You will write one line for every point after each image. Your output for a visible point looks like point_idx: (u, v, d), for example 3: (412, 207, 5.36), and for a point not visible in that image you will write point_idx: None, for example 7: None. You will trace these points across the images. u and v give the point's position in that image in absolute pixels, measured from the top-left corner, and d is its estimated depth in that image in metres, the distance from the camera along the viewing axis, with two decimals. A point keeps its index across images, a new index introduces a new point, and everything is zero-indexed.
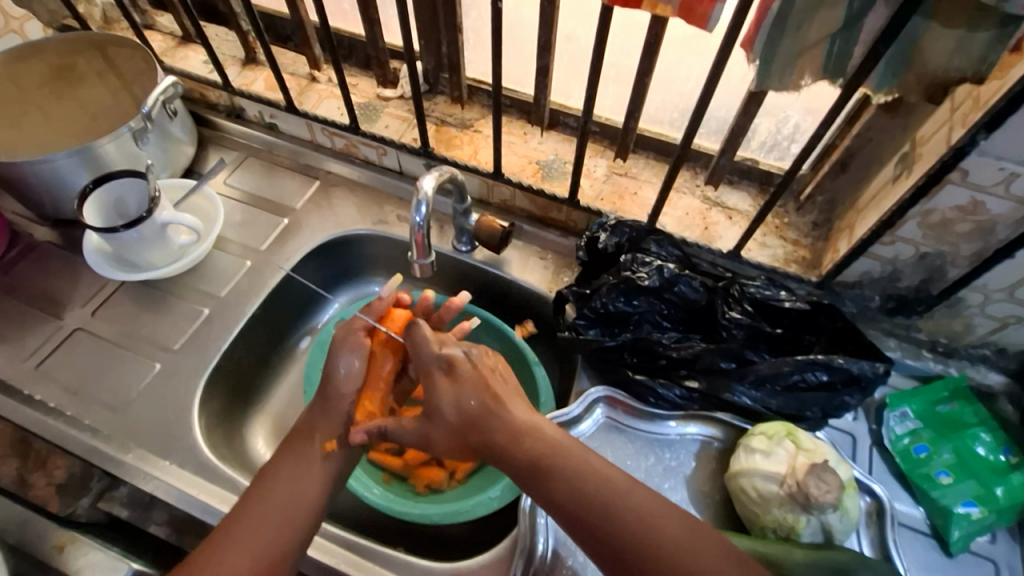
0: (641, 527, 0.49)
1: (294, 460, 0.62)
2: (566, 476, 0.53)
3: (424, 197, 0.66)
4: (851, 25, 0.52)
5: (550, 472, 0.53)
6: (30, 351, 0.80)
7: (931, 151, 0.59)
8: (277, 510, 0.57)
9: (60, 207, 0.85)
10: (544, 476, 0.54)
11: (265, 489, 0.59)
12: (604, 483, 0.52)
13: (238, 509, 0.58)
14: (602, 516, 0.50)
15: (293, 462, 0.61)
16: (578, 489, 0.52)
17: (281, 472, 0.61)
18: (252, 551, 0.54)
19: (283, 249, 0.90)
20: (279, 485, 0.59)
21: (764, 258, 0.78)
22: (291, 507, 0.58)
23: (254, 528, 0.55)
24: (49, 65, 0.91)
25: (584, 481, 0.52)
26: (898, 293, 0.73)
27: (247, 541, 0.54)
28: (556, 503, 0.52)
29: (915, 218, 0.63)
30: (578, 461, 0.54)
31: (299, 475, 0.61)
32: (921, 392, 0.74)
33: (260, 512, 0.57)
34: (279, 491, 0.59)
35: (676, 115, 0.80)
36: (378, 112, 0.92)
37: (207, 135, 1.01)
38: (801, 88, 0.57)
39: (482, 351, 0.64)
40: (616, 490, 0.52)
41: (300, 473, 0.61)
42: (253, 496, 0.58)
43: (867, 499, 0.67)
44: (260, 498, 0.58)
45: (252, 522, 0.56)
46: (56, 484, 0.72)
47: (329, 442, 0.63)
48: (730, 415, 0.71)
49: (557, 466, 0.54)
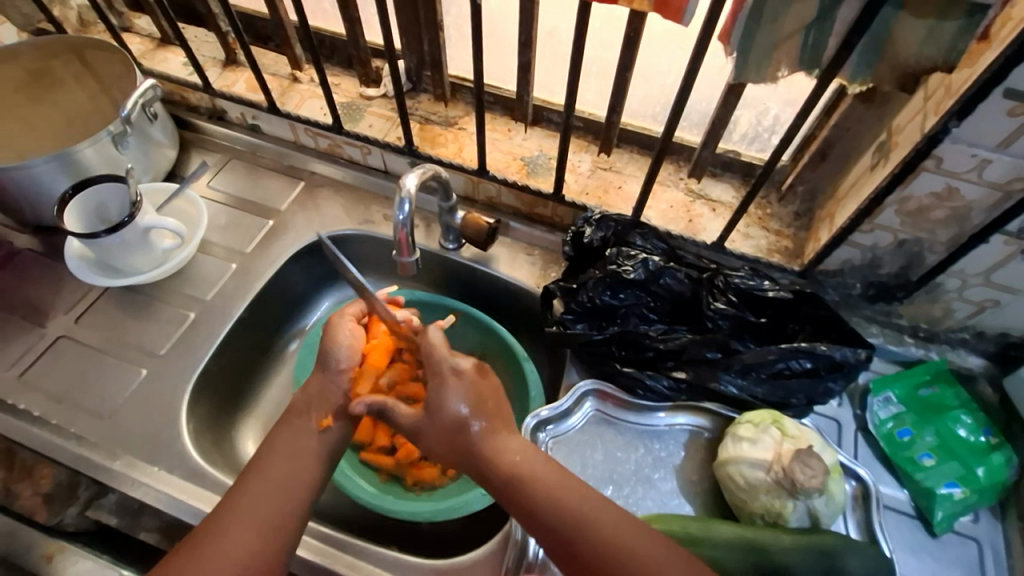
0: (619, 548, 0.52)
1: (289, 439, 0.61)
2: (548, 506, 0.54)
3: (406, 195, 0.66)
4: (824, 17, 0.53)
5: (531, 499, 0.55)
6: (12, 361, 0.79)
7: (906, 139, 0.60)
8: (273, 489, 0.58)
9: (39, 213, 0.83)
10: (527, 504, 0.55)
11: (259, 469, 0.59)
12: (581, 503, 0.55)
13: (231, 496, 0.57)
14: (584, 545, 0.53)
15: (292, 437, 0.61)
16: (563, 509, 0.54)
17: (278, 449, 0.61)
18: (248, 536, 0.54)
19: (268, 250, 0.89)
20: (274, 465, 0.59)
21: (748, 248, 0.79)
22: (289, 484, 0.58)
23: (247, 517, 0.55)
24: (25, 70, 0.90)
25: (567, 507, 0.54)
26: (879, 281, 0.74)
27: (247, 523, 0.55)
28: (541, 529, 0.54)
29: (893, 205, 0.64)
30: (556, 485, 0.56)
31: (295, 453, 0.61)
32: (903, 376, 0.76)
33: (252, 501, 0.56)
34: (275, 471, 0.59)
35: (658, 108, 0.81)
36: (361, 111, 0.92)
37: (188, 138, 1.00)
38: (778, 80, 0.58)
39: (488, 364, 0.63)
40: (592, 511, 0.54)
41: (297, 453, 0.60)
42: (248, 478, 0.58)
43: (853, 483, 0.68)
44: (257, 478, 0.58)
45: (245, 511, 0.56)
46: (42, 493, 0.72)
47: (325, 420, 0.63)
48: (717, 404, 0.72)
49: (537, 491, 0.55)
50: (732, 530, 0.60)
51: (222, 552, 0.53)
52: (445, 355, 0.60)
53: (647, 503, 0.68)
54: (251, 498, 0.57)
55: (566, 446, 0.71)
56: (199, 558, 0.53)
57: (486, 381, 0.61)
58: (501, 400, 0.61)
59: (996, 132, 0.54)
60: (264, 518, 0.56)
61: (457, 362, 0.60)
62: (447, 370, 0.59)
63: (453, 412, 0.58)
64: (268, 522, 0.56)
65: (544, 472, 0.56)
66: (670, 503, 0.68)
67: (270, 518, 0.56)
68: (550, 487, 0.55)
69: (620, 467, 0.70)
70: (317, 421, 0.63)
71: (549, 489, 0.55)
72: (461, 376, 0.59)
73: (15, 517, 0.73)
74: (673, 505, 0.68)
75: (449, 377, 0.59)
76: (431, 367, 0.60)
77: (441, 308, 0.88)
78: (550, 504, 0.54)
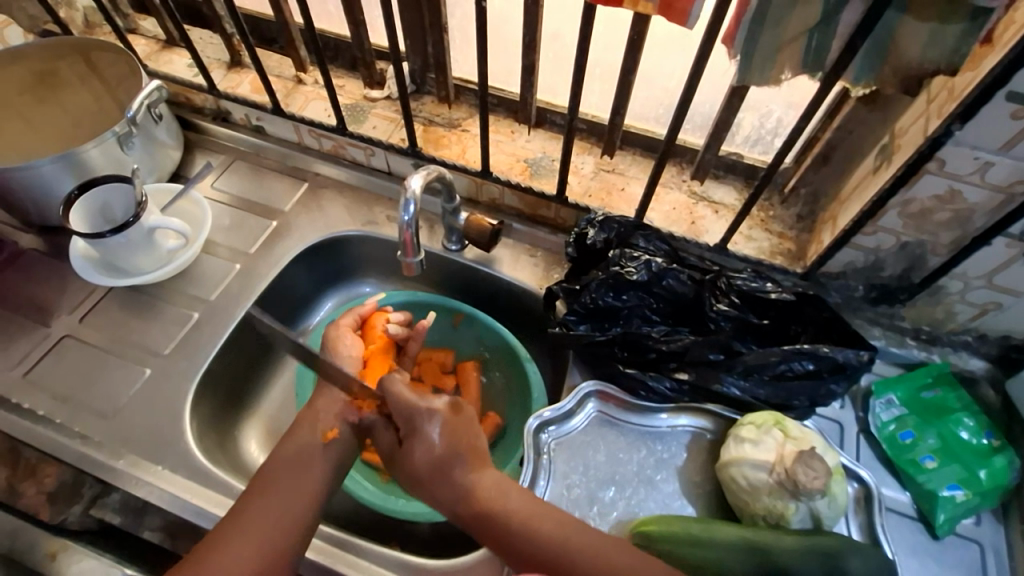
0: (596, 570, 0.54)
1: (297, 449, 0.63)
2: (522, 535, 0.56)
3: (412, 196, 0.66)
4: (828, 20, 0.53)
5: (506, 531, 0.56)
6: (17, 360, 0.80)
7: (908, 142, 0.60)
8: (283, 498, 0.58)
9: (44, 213, 0.84)
10: (499, 534, 0.56)
11: (269, 479, 0.60)
12: (556, 533, 0.56)
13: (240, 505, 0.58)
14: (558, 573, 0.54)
15: (294, 455, 0.62)
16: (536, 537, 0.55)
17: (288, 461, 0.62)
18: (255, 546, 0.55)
19: (271, 250, 0.90)
20: (280, 478, 0.60)
21: (751, 250, 0.79)
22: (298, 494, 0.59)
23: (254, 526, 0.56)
24: (30, 70, 0.89)
25: (541, 537, 0.55)
26: (881, 283, 0.74)
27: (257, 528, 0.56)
28: (516, 558, 0.56)
29: (896, 208, 0.64)
30: (530, 518, 0.57)
31: (303, 466, 0.62)
32: (905, 378, 0.76)
33: (260, 511, 0.57)
34: (285, 480, 0.60)
35: (661, 111, 0.81)
36: (365, 113, 0.92)
37: (193, 139, 1.01)
38: (781, 82, 0.58)
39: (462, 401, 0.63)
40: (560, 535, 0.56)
41: (301, 469, 0.61)
42: (258, 486, 0.59)
43: (855, 485, 0.68)
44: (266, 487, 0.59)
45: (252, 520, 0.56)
46: (47, 492, 0.72)
47: (330, 430, 0.65)
48: (720, 406, 0.72)
49: (511, 525, 0.56)
50: (735, 531, 0.60)
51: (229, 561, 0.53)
52: (414, 401, 0.61)
53: (649, 504, 0.68)
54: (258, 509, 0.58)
55: (568, 447, 0.71)
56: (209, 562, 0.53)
57: (462, 418, 0.62)
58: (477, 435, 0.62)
59: (999, 135, 0.54)
60: (274, 524, 0.57)
61: (432, 404, 0.61)
62: (423, 413, 0.60)
63: (428, 448, 0.59)
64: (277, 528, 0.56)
65: (516, 505, 0.57)
66: (672, 504, 0.68)
67: (279, 524, 0.57)
68: (526, 520, 0.56)
69: (623, 468, 0.70)
70: (322, 433, 0.65)
71: (523, 517, 0.57)
72: (435, 416, 0.60)
73: (21, 516, 0.73)
74: (675, 506, 0.68)
75: (423, 419, 0.60)
76: (405, 414, 0.61)
77: (444, 309, 0.88)
78: (526, 537, 0.56)
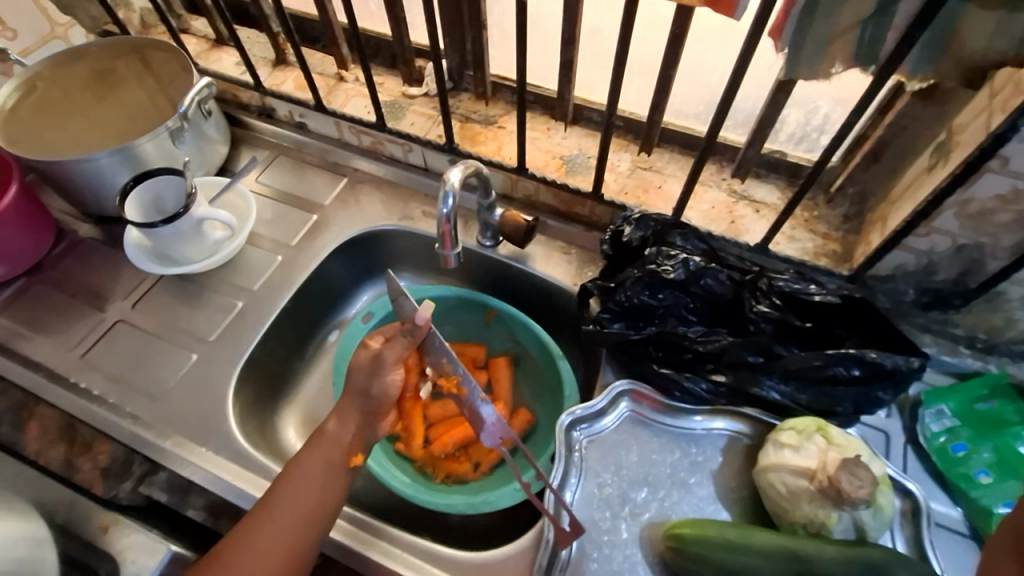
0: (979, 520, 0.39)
1: (321, 467, 0.64)
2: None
3: (450, 189, 0.67)
4: (884, 10, 0.51)
5: None
6: (76, 341, 0.84)
7: (968, 139, 0.57)
8: (301, 519, 0.61)
9: (102, 204, 0.88)
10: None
11: (290, 496, 0.62)
12: None
13: (255, 514, 0.61)
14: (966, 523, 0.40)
15: (311, 463, 0.64)
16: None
17: (312, 480, 0.63)
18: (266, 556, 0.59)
19: (313, 243, 0.92)
20: (293, 487, 0.62)
21: (793, 251, 0.77)
22: (318, 514, 0.62)
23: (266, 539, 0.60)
24: (91, 70, 0.94)
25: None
26: (934, 287, 0.71)
27: (273, 544, 0.59)
28: None
29: (952, 208, 0.61)
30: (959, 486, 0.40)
31: (325, 487, 0.63)
32: (957, 389, 0.72)
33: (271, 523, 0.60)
34: (306, 499, 0.62)
35: (701, 107, 0.79)
36: (403, 110, 0.94)
37: (240, 135, 1.04)
38: (832, 76, 0.56)
39: None
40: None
41: (314, 479, 0.63)
42: (278, 501, 0.62)
43: (901, 498, 0.65)
44: (286, 505, 0.61)
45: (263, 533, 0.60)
46: (100, 468, 0.75)
47: (356, 456, 0.66)
48: (758, 410, 0.71)
49: None
50: (773, 538, 0.58)
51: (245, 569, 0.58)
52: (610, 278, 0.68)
53: (682, 507, 0.67)
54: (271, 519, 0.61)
55: (600, 446, 0.71)
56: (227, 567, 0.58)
57: None
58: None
59: None
60: (291, 543, 0.60)
61: None
62: None
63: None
64: (293, 547, 0.60)
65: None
66: (706, 508, 0.67)
67: (296, 544, 0.60)
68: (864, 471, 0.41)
69: (655, 469, 0.69)
70: (347, 458, 0.65)
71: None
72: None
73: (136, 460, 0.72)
74: (710, 511, 0.67)
75: None
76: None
77: (478, 304, 0.89)
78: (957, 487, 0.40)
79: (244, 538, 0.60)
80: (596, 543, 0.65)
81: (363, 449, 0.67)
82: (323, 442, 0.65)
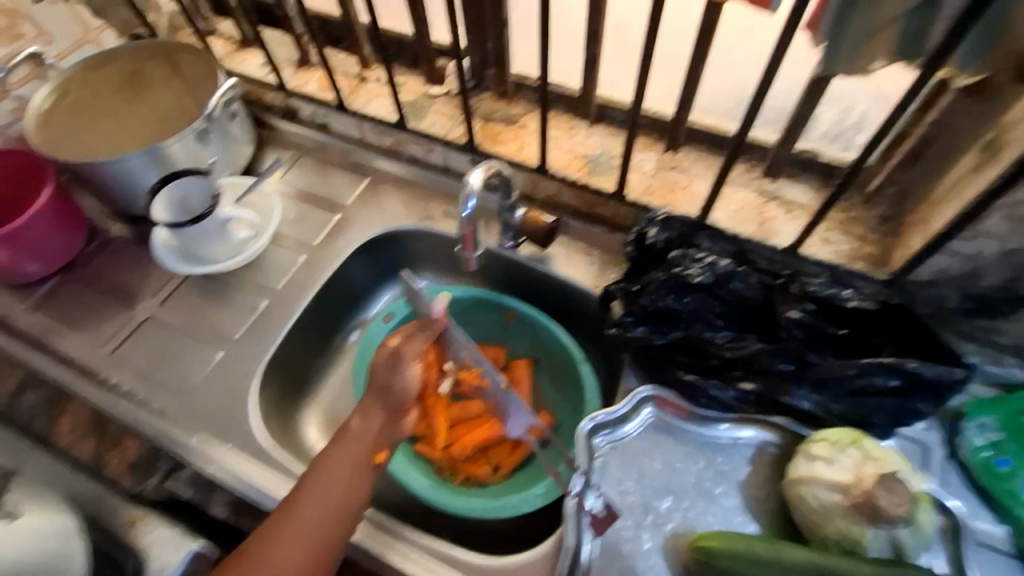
0: None
1: (346, 464, 0.64)
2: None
3: (470, 191, 0.66)
4: (929, 2, 0.48)
5: None
6: (106, 338, 0.86)
7: (1019, 138, 0.54)
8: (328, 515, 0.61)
9: (132, 204, 0.90)
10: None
11: (317, 492, 0.62)
12: None
13: (284, 509, 0.61)
14: None
15: (339, 460, 0.64)
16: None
17: (338, 477, 0.63)
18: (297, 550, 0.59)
19: (335, 243, 0.92)
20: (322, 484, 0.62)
21: (826, 254, 0.74)
22: (344, 512, 0.61)
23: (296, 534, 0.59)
24: (120, 74, 0.96)
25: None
26: (979, 294, 0.66)
27: (301, 540, 0.59)
28: None
29: (1001, 210, 0.57)
30: None
31: (351, 484, 0.63)
32: (1003, 399, 0.68)
33: (300, 518, 0.60)
34: (332, 497, 0.62)
35: (731, 104, 0.76)
36: (425, 109, 0.93)
37: (264, 135, 1.05)
38: (871, 72, 0.53)
39: None
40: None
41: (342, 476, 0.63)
42: (307, 497, 0.61)
43: (940, 516, 0.62)
44: (314, 501, 0.61)
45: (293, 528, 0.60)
46: (128, 463, 0.78)
47: (380, 453, 0.66)
48: (788, 419, 0.68)
49: None
50: (803, 554, 0.56)
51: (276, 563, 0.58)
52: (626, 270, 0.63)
53: (708, 518, 0.65)
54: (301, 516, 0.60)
55: (623, 453, 0.69)
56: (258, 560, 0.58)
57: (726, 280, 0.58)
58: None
59: None
60: (317, 540, 0.59)
61: None
62: None
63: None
64: (321, 543, 0.59)
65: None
66: (733, 520, 0.65)
67: (322, 542, 0.59)
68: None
69: (680, 478, 0.67)
70: (371, 455, 0.65)
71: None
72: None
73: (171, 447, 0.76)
74: (736, 523, 0.64)
75: None
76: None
77: (498, 305, 0.88)
78: None
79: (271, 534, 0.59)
80: (619, 551, 0.63)
81: (386, 446, 0.67)
82: (347, 440, 0.66)
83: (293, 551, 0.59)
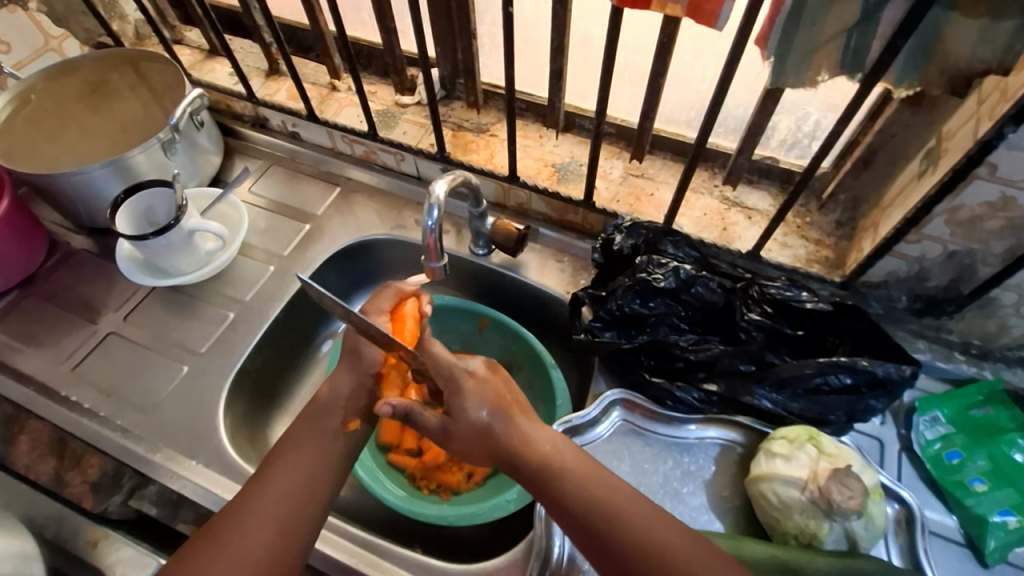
0: (629, 526, 0.52)
1: (315, 441, 0.62)
2: (602, 519, 0.52)
3: (435, 201, 0.66)
4: (868, 19, 0.51)
5: (608, 527, 0.52)
6: (67, 354, 0.84)
7: (956, 146, 0.57)
8: (292, 507, 0.57)
9: (95, 216, 0.88)
10: (552, 489, 0.55)
11: (288, 465, 0.59)
12: (605, 494, 0.54)
13: (264, 473, 0.59)
14: (608, 527, 0.52)
15: (317, 436, 0.62)
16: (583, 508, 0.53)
17: (302, 465, 0.60)
18: (272, 518, 0.56)
19: (305, 252, 0.92)
20: (301, 453, 0.61)
21: (785, 258, 0.77)
22: (318, 484, 0.59)
23: (273, 500, 0.57)
24: (85, 82, 0.94)
25: (591, 497, 0.54)
26: (926, 294, 0.70)
27: (279, 505, 0.57)
28: (578, 527, 0.53)
29: (942, 215, 0.61)
30: (578, 490, 0.54)
31: (315, 472, 0.60)
32: (952, 396, 0.72)
33: (280, 483, 0.58)
34: (304, 467, 0.60)
35: (692, 114, 0.79)
36: (396, 119, 0.94)
37: (233, 144, 1.04)
38: (818, 84, 0.56)
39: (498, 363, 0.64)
40: (660, 528, 0.52)
41: (322, 449, 0.61)
42: (286, 464, 0.59)
43: (895, 506, 0.65)
44: (292, 470, 0.59)
45: (272, 492, 0.57)
46: (90, 482, 0.75)
47: (352, 421, 0.64)
48: (751, 419, 0.70)
49: (559, 483, 0.55)
50: (765, 550, 0.58)
51: (251, 526, 0.55)
52: (455, 361, 0.61)
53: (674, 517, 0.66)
54: (278, 481, 0.58)
55: (593, 455, 0.70)
56: (233, 523, 0.55)
57: (499, 377, 0.62)
58: (516, 391, 0.62)
59: None
60: (291, 509, 0.57)
61: (469, 365, 0.62)
62: (459, 375, 0.61)
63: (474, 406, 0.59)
64: (295, 512, 0.57)
65: (571, 463, 0.56)
66: (699, 519, 0.66)
67: (296, 512, 0.57)
68: (576, 476, 0.55)
69: (648, 479, 0.69)
70: (342, 424, 0.63)
71: (569, 483, 0.55)
72: (476, 380, 0.60)
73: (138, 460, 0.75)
74: (702, 521, 0.66)
75: (463, 380, 0.60)
76: (445, 375, 0.61)
77: (470, 312, 0.88)
78: (582, 500, 0.54)
79: (234, 518, 0.56)
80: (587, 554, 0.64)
81: (359, 413, 0.65)
82: (319, 412, 0.64)
83: (268, 515, 0.56)
